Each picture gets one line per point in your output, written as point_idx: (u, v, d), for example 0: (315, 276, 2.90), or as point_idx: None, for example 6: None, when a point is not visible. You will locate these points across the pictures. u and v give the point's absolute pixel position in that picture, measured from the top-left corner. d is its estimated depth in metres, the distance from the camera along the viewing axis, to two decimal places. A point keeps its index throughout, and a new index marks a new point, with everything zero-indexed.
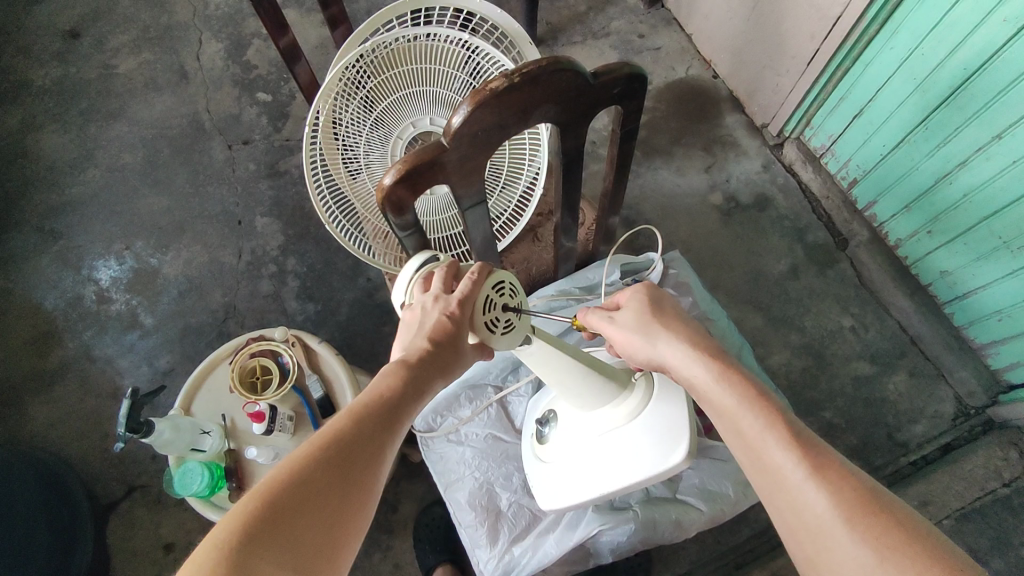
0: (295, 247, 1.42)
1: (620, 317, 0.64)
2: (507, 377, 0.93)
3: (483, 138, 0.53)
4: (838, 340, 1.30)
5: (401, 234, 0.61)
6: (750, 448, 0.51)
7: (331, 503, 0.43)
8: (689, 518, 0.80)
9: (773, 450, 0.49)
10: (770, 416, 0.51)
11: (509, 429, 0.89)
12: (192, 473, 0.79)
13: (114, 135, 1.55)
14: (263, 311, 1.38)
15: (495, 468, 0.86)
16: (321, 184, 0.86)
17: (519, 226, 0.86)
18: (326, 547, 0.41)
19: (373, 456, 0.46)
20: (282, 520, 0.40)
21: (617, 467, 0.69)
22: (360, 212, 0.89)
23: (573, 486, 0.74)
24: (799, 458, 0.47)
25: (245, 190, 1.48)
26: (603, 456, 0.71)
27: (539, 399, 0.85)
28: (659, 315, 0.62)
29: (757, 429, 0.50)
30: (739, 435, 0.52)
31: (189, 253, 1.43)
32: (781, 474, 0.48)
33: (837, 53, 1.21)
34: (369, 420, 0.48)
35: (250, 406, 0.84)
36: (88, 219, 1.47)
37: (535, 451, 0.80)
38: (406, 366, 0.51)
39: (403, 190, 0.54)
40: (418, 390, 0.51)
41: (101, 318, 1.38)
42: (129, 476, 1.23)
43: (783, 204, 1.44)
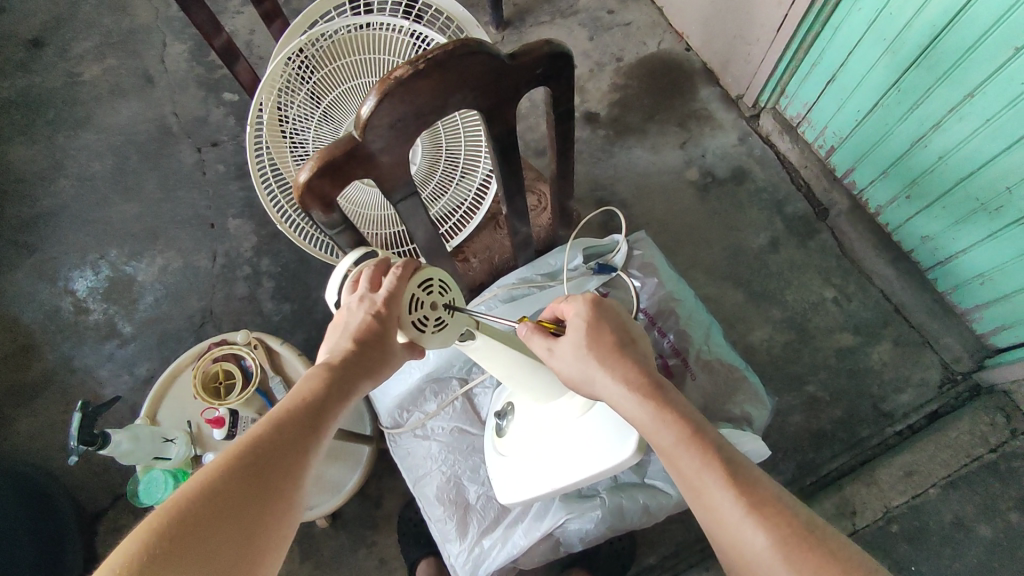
0: (269, 248, 1.42)
1: (561, 348, 0.59)
2: (471, 369, 0.91)
3: (400, 128, 0.51)
4: (820, 312, 1.28)
5: (331, 231, 0.60)
6: (691, 487, 0.49)
7: (247, 509, 0.43)
8: (656, 503, 0.79)
9: (712, 494, 0.48)
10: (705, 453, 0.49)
11: (475, 421, 0.89)
12: (156, 482, 0.80)
13: (83, 144, 1.54)
14: (239, 313, 1.38)
15: (463, 460, 0.86)
16: (271, 184, 0.84)
17: (474, 223, 0.87)
18: (242, 552, 0.42)
19: (294, 460, 0.47)
20: (193, 530, 0.40)
21: (570, 454, 0.68)
22: None
23: (529, 476, 0.72)
24: (734, 499, 0.47)
25: (216, 193, 1.48)
26: (556, 446, 0.70)
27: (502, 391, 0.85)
28: (597, 348, 0.57)
29: (694, 470, 0.49)
30: (678, 474, 0.50)
31: (164, 260, 1.43)
32: (723, 516, 0.47)
33: (806, 18, 1.17)
34: (289, 424, 0.48)
35: (209, 412, 0.82)
36: (61, 230, 1.47)
37: (494, 444, 0.81)
38: (329, 369, 0.52)
39: (323, 187, 0.52)
40: (341, 393, 0.52)
41: (80, 329, 1.38)
42: (115, 485, 1.24)
43: (761, 175, 1.41)
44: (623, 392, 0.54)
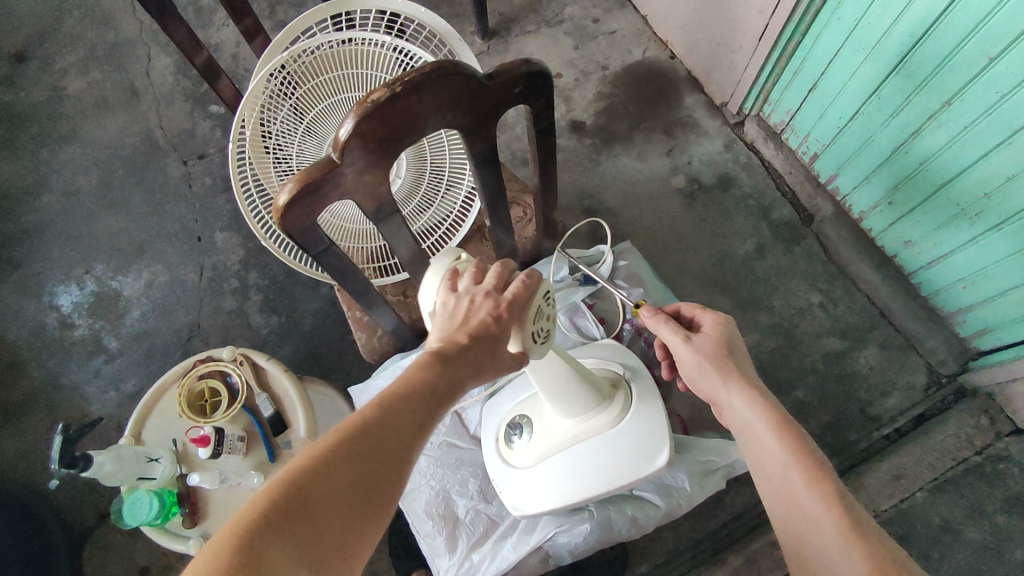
0: (256, 260, 1.41)
1: (695, 340, 0.68)
2: None
3: (377, 149, 0.51)
4: (807, 317, 1.29)
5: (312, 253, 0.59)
6: (792, 489, 0.57)
7: (350, 495, 0.44)
8: (644, 515, 0.80)
9: (811, 496, 0.55)
10: (813, 465, 0.57)
11: (463, 435, 0.89)
12: (141, 501, 0.78)
13: (68, 158, 1.53)
14: (227, 327, 1.37)
15: (451, 475, 0.85)
16: (254, 199, 0.84)
17: (460, 236, 0.87)
18: (341, 539, 0.43)
19: (398, 450, 0.47)
20: (296, 513, 0.42)
21: (593, 471, 0.75)
22: None
23: (543, 487, 0.76)
24: (833, 510, 0.54)
25: (204, 206, 1.47)
26: (572, 461, 0.75)
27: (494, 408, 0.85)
28: (723, 356, 0.67)
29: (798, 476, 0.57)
30: (781, 473, 0.58)
31: (151, 274, 1.42)
32: (820, 517, 0.54)
33: (787, 27, 1.18)
34: (397, 409, 0.49)
35: (194, 430, 0.83)
36: (46, 246, 1.45)
37: (504, 456, 0.79)
38: (440, 360, 0.52)
39: (301, 209, 0.52)
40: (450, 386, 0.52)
41: (66, 345, 1.37)
42: (102, 503, 1.23)
43: (747, 181, 1.42)
44: (745, 395, 0.63)
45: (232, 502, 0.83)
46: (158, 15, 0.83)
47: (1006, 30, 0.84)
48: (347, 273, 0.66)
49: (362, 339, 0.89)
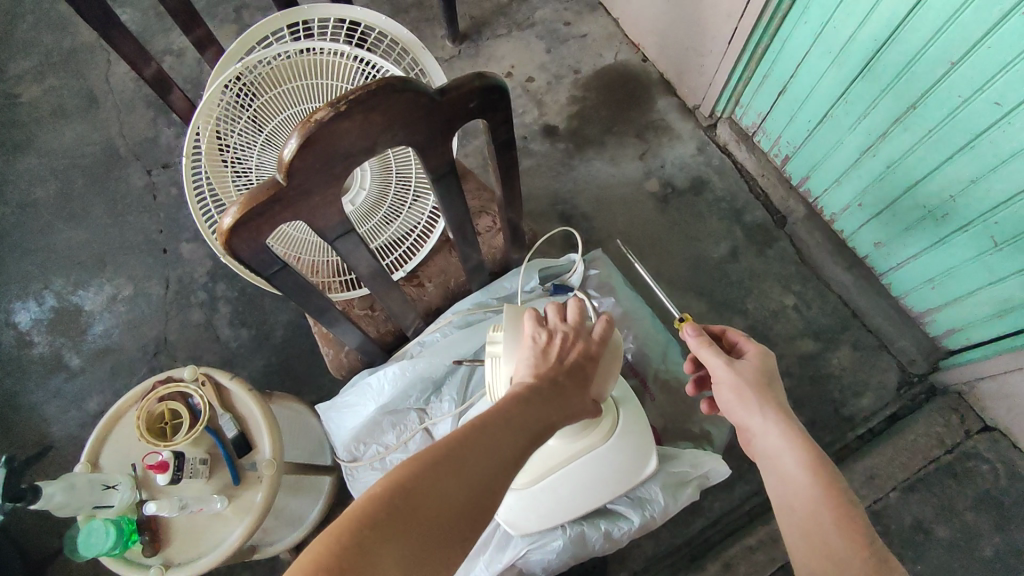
0: (224, 272, 1.38)
1: (738, 364, 0.71)
2: (429, 397, 0.86)
3: (327, 169, 0.49)
4: (781, 320, 1.30)
5: (265, 274, 0.56)
6: (817, 520, 0.59)
7: (453, 507, 0.44)
8: (618, 529, 0.79)
9: (837, 528, 0.58)
10: (841, 502, 0.60)
11: None
12: (96, 532, 0.74)
13: (23, 169, 1.48)
14: (194, 341, 1.34)
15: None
16: (211, 212, 0.81)
17: (424, 251, 0.86)
18: (436, 544, 0.42)
19: (494, 465, 0.47)
20: (399, 515, 0.42)
21: (582, 489, 0.72)
22: None
23: (541, 507, 0.74)
24: (858, 545, 0.57)
25: (169, 217, 1.43)
26: (563, 482, 0.72)
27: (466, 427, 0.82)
28: (761, 384, 0.69)
29: (824, 509, 0.60)
30: (807, 504, 0.61)
31: (114, 287, 1.38)
32: (844, 549, 0.57)
33: (754, 32, 1.18)
34: (499, 426, 0.49)
35: (152, 456, 0.78)
36: (3, 260, 1.40)
37: None
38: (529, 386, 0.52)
39: (247, 231, 0.49)
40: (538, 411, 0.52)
41: (24, 363, 1.32)
42: (63, 527, 1.19)
43: (720, 184, 1.42)
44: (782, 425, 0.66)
45: (195, 527, 0.80)
46: (103, 27, 0.80)
47: (969, 32, 0.84)
48: (308, 294, 0.64)
49: (329, 355, 0.89)
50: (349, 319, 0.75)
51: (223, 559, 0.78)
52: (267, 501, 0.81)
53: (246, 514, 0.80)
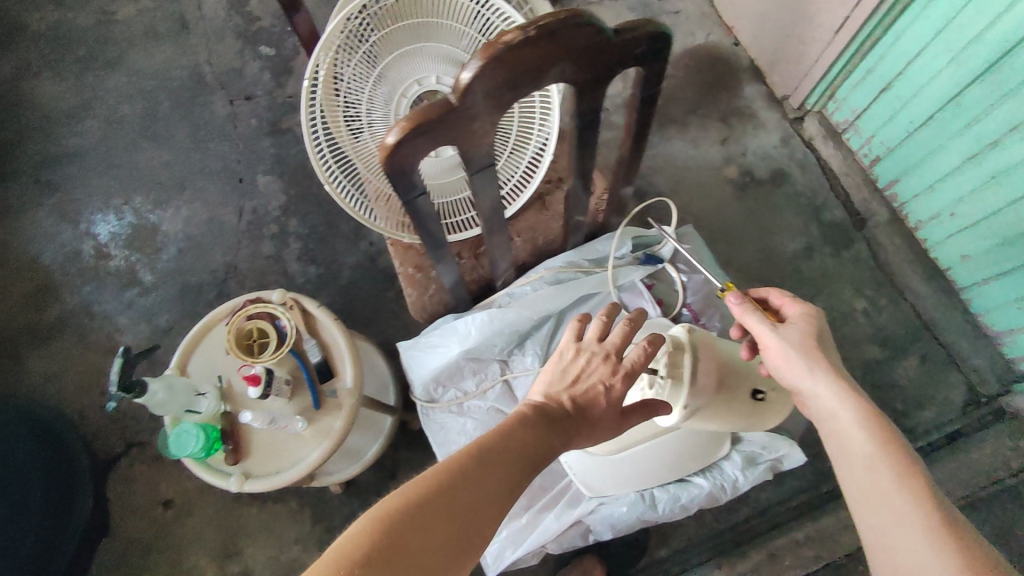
0: (297, 208, 1.39)
1: (785, 330, 0.69)
2: (512, 350, 0.87)
3: (497, 97, 0.49)
4: (849, 323, 1.27)
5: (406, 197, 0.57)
6: (884, 489, 0.58)
7: (445, 542, 0.47)
8: (690, 495, 0.79)
9: (898, 490, 0.58)
10: (904, 465, 0.59)
11: (513, 403, 0.86)
12: (187, 434, 0.78)
13: (113, 86, 1.51)
14: (263, 273, 1.36)
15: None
16: (319, 141, 0.81)
17: (524, 198, 0.85)
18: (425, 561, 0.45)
19: (488, 485, 0.51)
20: (393, 531, 0.45)
21: (665, 461, 0.78)
22: (362, 173, 0.86)
23: (629, 475, 0.78)
24: (919, 509, 0.56)
25: (248, 147, 1.45)
26: (650, 454, 0.77)
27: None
28: (811, 349, 0.68)
29: (884, 467, 0.59)
30: (870, 469, 0.60)
31: (190, 211, 1.41)
32: (907, 512, 0.56)
33: (865, 26, 1.14)
34: (497, 453, 0.53)
35: (246, 369, 0.80)
36: (86, 173, 1.44)
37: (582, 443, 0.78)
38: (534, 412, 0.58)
39: (410, 150, 0.50)
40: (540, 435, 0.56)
41: (100, 274, 1.37)
42: (128, 433, 1.26)
43: (801, 179, 1.39)
44: (833, 385, 0.65)
45: (274, 444, 0.83)
46: None
47: None
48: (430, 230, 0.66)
49: (412, 296, 0.92)
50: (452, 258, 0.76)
51: (299, 477, 0.81)
52: (345, 428, 0.83)
53: (324, 439, 0.82)
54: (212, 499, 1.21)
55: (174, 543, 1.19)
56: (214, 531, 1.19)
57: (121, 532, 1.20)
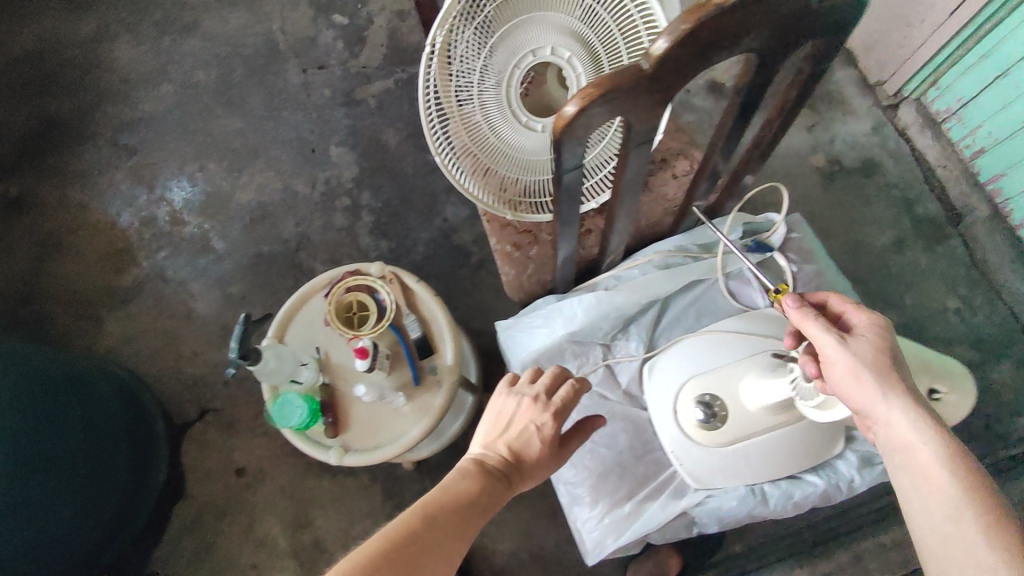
0: (370, 181, 1.37)
1: (854, 342, 0.61)
2: (615, 335, 0.84)
3: (688, 66, 0.47)
4: (940, 322, 1.22)
5: (561, 168, 0.55)
6: (967, 535, 0.50)
7: None
8: (802, 493, 0.76)
9: (984, 541, 0.50)
10: (990, 510, 0.51)
11: (616, 388, 0.84)
12: (291, 405, 0.77)
13: (188, 51, 1.50)
14: (335, 245, 1.35)
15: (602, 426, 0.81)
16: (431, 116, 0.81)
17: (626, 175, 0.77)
18: None
19: (434, 546, 0.50)
20: None
21: (776, 456, 0.76)
22: (471, 149, 0.84)
23: (739, 468, 0.76)
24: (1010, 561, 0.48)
25: (321, 117, 1.43)
26: (761, 448, 0.76)
27: (654, 371, 0.82)
28: (887, 368, 0.59)
29: (966, 513, 0.51)
30: (949, 512, 0.52)
31: (262, 180, 1.40)
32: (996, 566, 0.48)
33: (986, 7, 1.07)
34: (438, 514, 0.53)
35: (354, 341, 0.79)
36: (162, 138, 1.44)
37: (693, 435, 0.77)
38: (479, 470, 0.59)
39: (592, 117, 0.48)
40: (484, 492, 0.57)
41: (175, 239, 1.37)
42: (202, 399, 1.27)
43: (894, 169, 1.33)
44: (910, 411, 0.57)
45: (372, 419, 0.82)
46: None
47: None
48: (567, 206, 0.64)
49: (508, 275, 0.91)
50: (574, 234, 0.74)
51: (398, 453, 0.80)
52: (445, 406, 0.82)
53: (423, 415, 0.81)
54: (285, 469, 1.22)
55: (247, 509, 1.20)
56: (286, 500, 1.20)
57: (195, 496, 1.22)
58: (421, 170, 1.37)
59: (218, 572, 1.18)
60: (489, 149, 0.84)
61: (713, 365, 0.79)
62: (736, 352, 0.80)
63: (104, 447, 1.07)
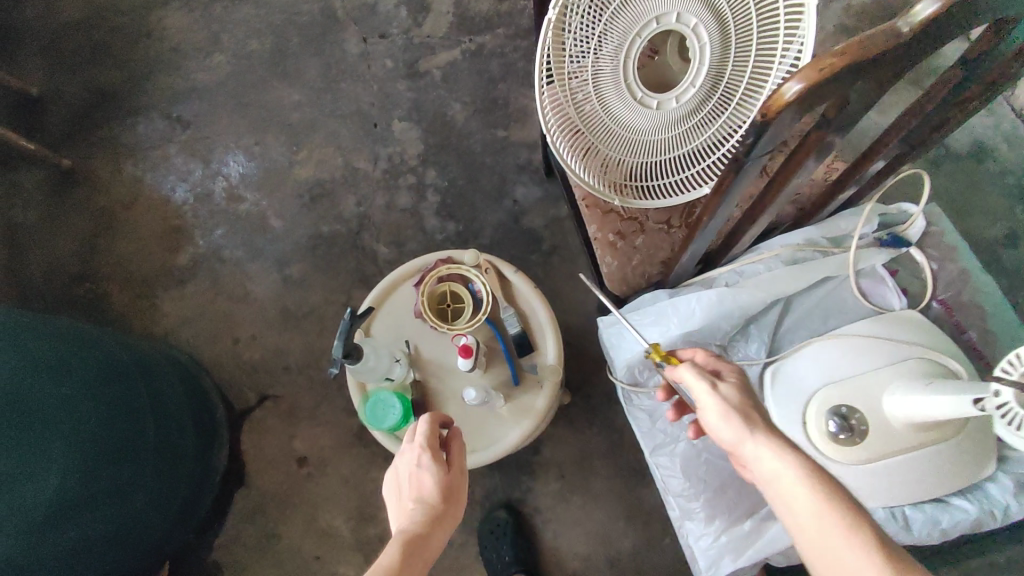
0: (435, 159, 1.30)
1: (722, 387, 0.57)
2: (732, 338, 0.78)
3: (946, 36, 0.40)
4: None
5: (748, 151, 0.49)
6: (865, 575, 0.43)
7: None
8: (952, 520, 0.68)
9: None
10: (870, 532, 0.45)
11: None
12: (387, 406, 0.71)
13: (242, 18, 1.42)
14: (398, 226, 1.28)
15: (719, 435, 0.75)
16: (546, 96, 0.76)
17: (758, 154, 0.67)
18: None
19: None
20: None
21: (923, 477, 0.68)
22: (585, 132, 0.77)
23: (879, 489, 0.68)
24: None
25: (383, 90, 1.35)
26: (906, 467, 0.68)
27: (778, 377, 0.75)
28: (752, 410, 0.55)
29: (843, 537, 0.45)
30: (835, 538, 0.45)
31: (321, 156, 1.33)
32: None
33: None
34: None
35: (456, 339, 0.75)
36: (216, 110, 1.38)
37: (825, 449, 0.69)
38: (403, 538, 0.54)
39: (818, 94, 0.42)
40: (409, 558, 0.53)
41: (231, 217, 1.32)
42: (261, 385, 1.22)
43: (1008, 155, 1.21)
44: (780, 446, 0.51)
45: (468, 420, 0.76)
46: None
47: None
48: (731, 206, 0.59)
49: (610, 266, 0.84)
50: (710, 231, 0.67)
51: (498, 457, 0.75)
52: (548, 408, 0.75)
53: (524, 417, 0.75)
54: (349, 460, 1.17)
55: (309, 500, 1.16)
56: (350, 492, 1.16)
57: (256, 484, 1.18)
58: (489, 148, 1.30)
59: (280, 563, 1.14)
60: (606, 130, 0.77)
61: (848, 372, 0.71)
62: (876, 359, 0.71)
63: (172, 434, 1.02)
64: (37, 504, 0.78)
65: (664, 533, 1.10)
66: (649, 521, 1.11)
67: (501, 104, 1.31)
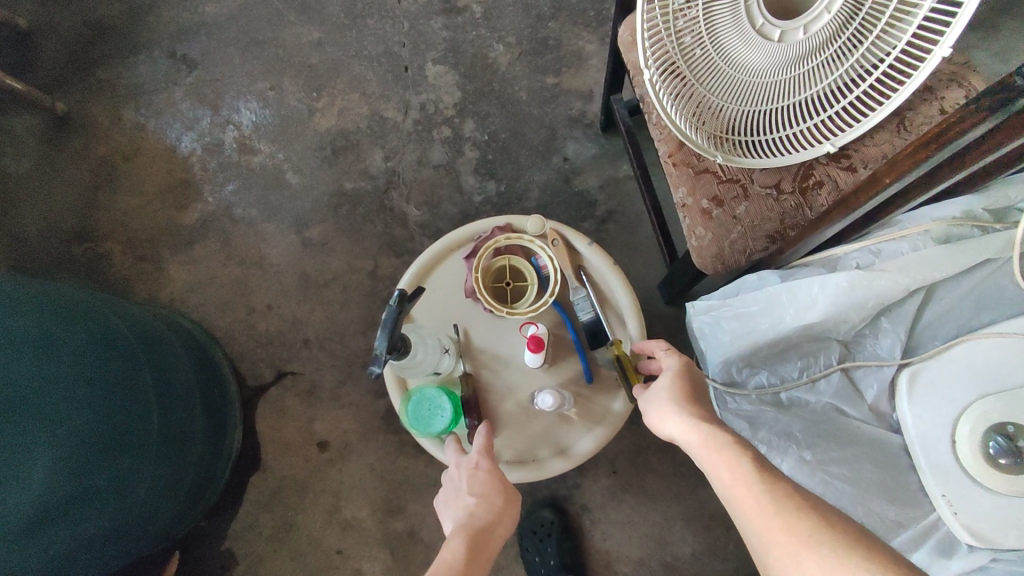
0: (474, 108, 1.14)
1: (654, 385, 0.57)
2: (859, 331, 0.63)
3: None
4: None
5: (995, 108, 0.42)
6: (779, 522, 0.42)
7: None
8: None
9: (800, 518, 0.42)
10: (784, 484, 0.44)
11: (859, 404, 0.63)
12: (434, 407, 0.60)
13: None
14: (431, 184, 1.13)
15: (843, 452, 0.60)
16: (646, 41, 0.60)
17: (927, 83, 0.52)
18: None
19: None
20: None
21: None
22: (696, 80, 0.61)
23: None
24: (780, 512, 0.42)
25: (415, 28, 1.18)
26: None
27: (918, 383, 0.60)
28: (681, 392, 0.55)
29: (743, 485, 0.45)
30: (723, 483, 0.46)
31: (345, 102, 1.17)
32: (770, 521, 0.42)
33: None
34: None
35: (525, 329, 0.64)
36: (226, 49, 1.22)
37: (977, 474, 0.56)
38: (467, 529, 0.49)
39: None
40: (482, 549, 0.48)
41: (244, 170, 1.17)
42: (278, 359, 1.10)
43: None
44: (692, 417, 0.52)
45: (530, 419, 0.66)
46: None
47: None
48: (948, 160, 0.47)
49: (703, 240, 0.69)
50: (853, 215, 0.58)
51: (568, 465, 0.65)
52: (626, 412, 0.66)
53: (598, 424, 0.66)
54: (375, 446, 1.06)
55: (331, 488, 1.05)
56: (376, 481, 1.05)
57: (273, 469, 1.07)
58: (537, 97, 1.13)
59: (299, 555, 1.04)
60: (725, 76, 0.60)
61: (1014, 382, 0.57)
62: None
63: (179, 417, 0.89)
64: (20, 508, 0.64)
65: (728, 538, 0.98)
66: (711, 524, 0.99)
67: (551, 46, 1.14)
